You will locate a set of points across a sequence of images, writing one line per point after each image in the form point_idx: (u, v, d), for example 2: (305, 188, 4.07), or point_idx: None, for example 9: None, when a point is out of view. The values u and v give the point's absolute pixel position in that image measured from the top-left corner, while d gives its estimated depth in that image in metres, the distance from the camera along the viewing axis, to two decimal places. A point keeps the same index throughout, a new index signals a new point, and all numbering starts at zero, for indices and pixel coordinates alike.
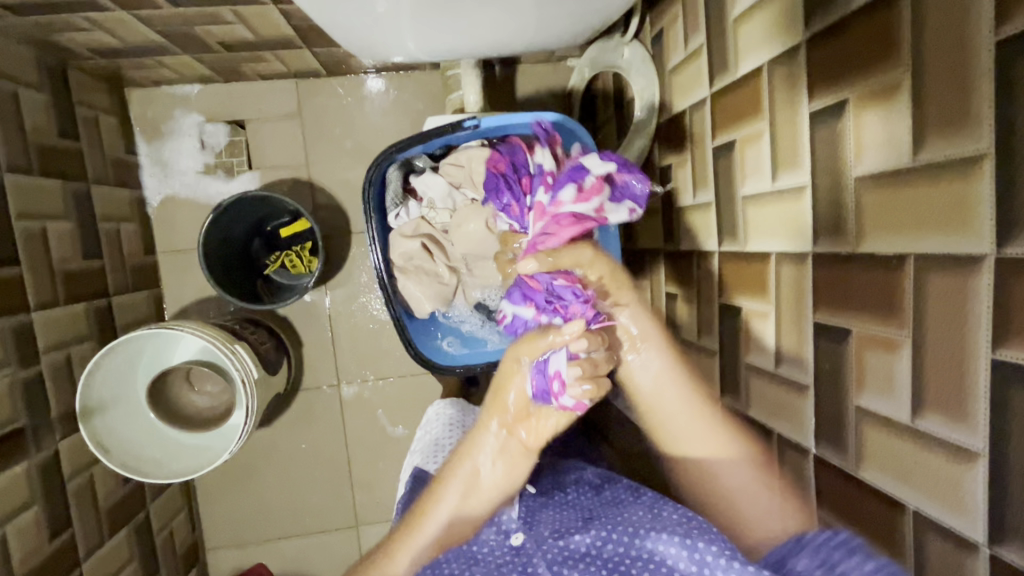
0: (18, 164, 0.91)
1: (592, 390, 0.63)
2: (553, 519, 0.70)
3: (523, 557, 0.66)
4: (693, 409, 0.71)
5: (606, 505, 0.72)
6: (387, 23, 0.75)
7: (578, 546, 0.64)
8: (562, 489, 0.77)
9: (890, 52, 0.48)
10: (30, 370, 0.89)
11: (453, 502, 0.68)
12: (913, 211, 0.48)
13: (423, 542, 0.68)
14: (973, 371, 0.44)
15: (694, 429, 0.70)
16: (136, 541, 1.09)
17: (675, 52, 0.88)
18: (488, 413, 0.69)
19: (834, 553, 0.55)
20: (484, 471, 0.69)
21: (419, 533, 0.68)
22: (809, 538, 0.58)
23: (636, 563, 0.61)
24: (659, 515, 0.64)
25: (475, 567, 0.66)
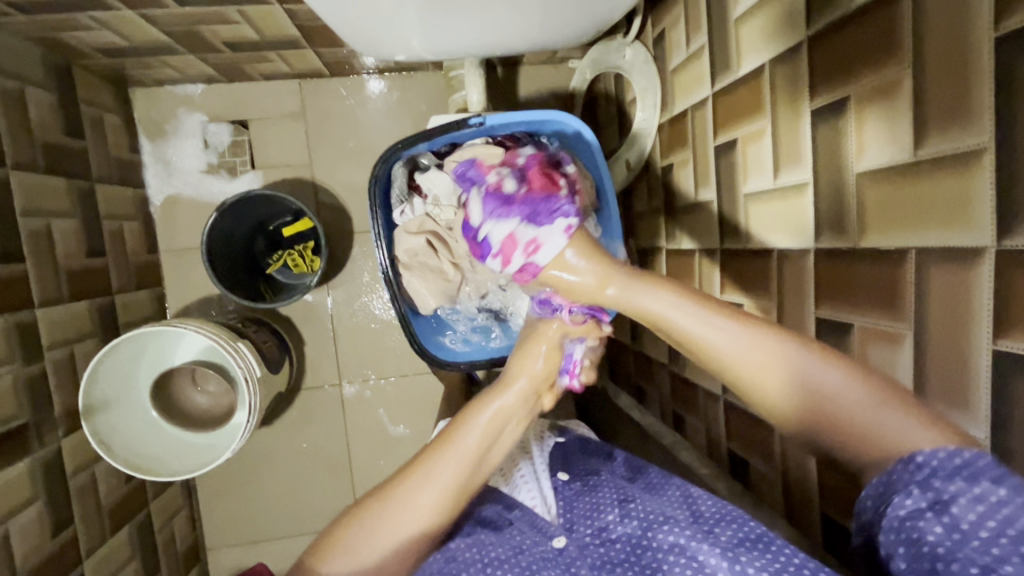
0: (23, 162, 0.92)
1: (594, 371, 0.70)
2: (588, 510, 0.67)
3: (564, 560, 0.62)
4: (752, 335, 0.52)
5: (644, 487, 0.69)
6: (393, 21, 0.75)
7: (617, 538, 0.63)
8: (596, 476, 0.73)
9: (891, 49, 0.49)
10: (33, 367, 0.89)
11: (462, 458, 0.58)
12: (914, 205, 0.48)
13: (429, 497, 0.57)
14: (974, 362, 0.44)
15: (759, 347, 0.52)
16: (138, 539, 1.08)
17: (677, 53, 0.89)
18: (517, 373, 0.62)
19: (947, 486, 0.43)
20: (503, 427, 0.60)
21: (423, 485, 0.57)
22: (922, 458, 0.45)
23: (671, 556, 0.59)
24: (697, 514, 0.63)
25: (515, 562, 0.61)
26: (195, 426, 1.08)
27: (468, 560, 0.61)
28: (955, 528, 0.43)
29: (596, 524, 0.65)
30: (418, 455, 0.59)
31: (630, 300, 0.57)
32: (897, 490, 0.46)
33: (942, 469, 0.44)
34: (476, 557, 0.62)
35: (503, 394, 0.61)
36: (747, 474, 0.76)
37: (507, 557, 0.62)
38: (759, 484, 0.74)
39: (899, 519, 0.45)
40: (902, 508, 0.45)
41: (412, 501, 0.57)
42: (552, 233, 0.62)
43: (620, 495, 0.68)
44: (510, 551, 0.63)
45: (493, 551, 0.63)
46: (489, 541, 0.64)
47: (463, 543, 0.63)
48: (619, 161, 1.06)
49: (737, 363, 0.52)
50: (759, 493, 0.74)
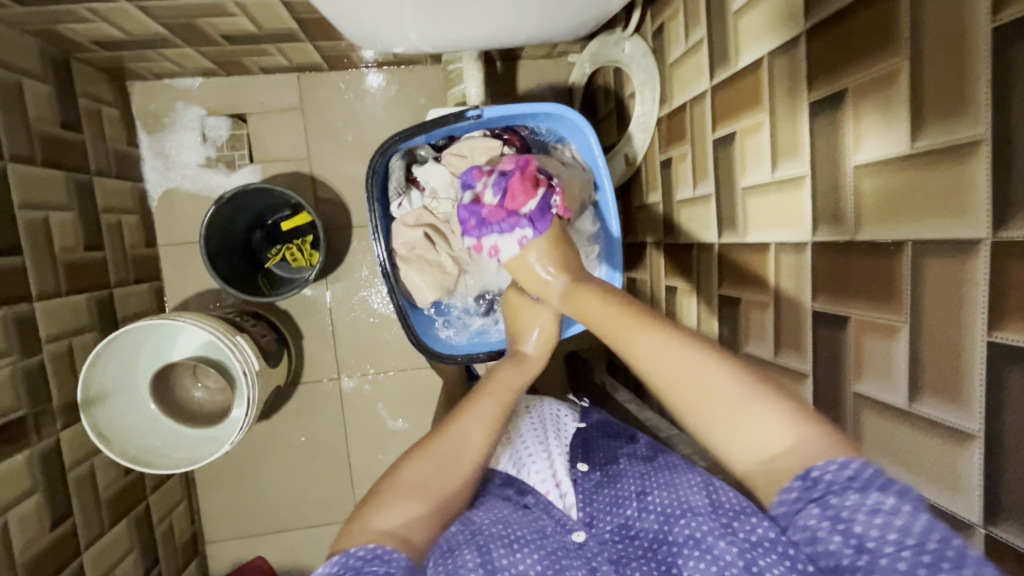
0: (21, 154, 0.91)
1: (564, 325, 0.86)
2: (607, 505, 0.67)
3: (585, 554, 0.62)
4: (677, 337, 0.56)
5: (661, 468, 0.68)
6: (390, 13, 0.75)
7: (637, 534, 0.63)
8: (616, 464, 0.73)
9: (888, 41, 0.49)
10: (32, 359, 0.90)
11: (503, 398, 0.67)
12: (909, 198, 0.48)
13: (478, 429, 0.63)
14: (969, 354, 0.44)
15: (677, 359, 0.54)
16: (137, 531, 1.09)
17: (676, 46, 0.88)
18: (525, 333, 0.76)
19: (846, 503, 0.45)
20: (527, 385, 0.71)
21: (473, 419, 0.63)
22: (817, 475, 0.46)
23: (687, 548, 0.57)
24: (716, 503, 0.60)
25: (538, 544, 0.61)
26: (194, 420, 1.08)
27: (494, 535, 0.60)
28: (863, 548, 0.43)
29: (615, 520, 0.65)
30: (461, 405, 0.65)
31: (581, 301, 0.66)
32: (800, 513, 0.47)
33: (837, 487, 0.45)
34: (502, 533, 0.61)
35: (522, 365, 0.72)
36: None
37: (533, 538, 0.61)
38: None
39: (812, 540, 0.46)
40: (810, 529, 0.46)
41: (461, 437, 0.62)
42: (508, 244, 0.74)
43: (641, 484, 0.67)
44: (534, 534, 0.62)
45: (518, 531, 0.62)
46: (513, 520, 0.64)
47: (488, 519, 0.63)
48: (618, 155, 1.07)
49: (657, 360, 0.55)
50: None
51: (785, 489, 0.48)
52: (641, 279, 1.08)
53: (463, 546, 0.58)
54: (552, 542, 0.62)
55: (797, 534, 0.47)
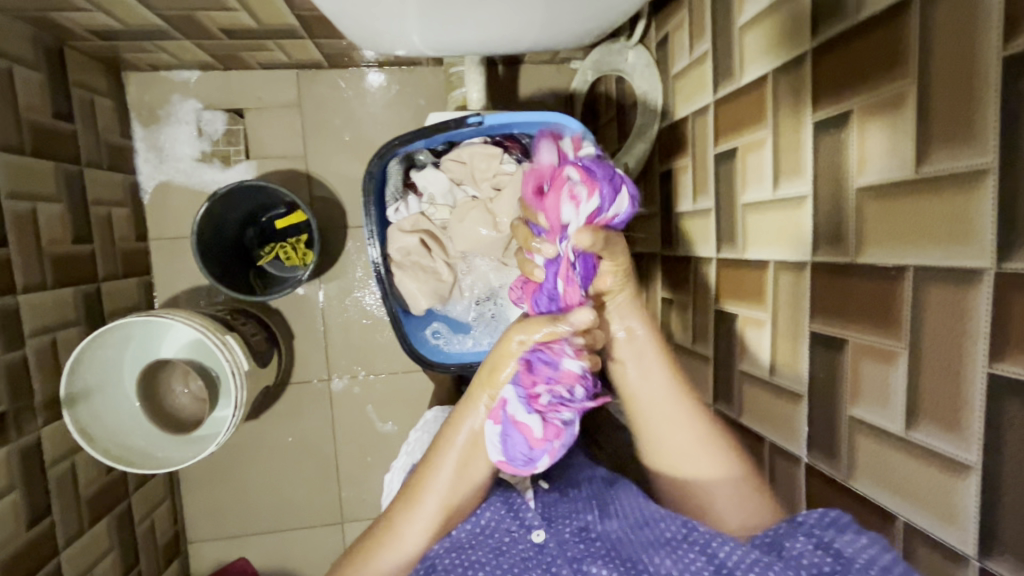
0: (9, 143, 0.89)
1: (512, 460, 0.59)
2: (568, 512, 0.68)
3: (545, 557, 0.64)
4: (690, 421, 0.63)
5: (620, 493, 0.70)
6: (392, 14, 0.74)
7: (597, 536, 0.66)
8: (576, 484, 0.73)
9: (896, 65, 0.49)
10: (14, 353, 0.87)
11: (444, 493, 0.63)
12: (912, 223, 0.48)
13: (414, 530, 0.63)
14: (969, 383, 0.44)
15: (688, 433, 0.63)
16: (116, 531, 1.07)
17: (680, 57, 0.88)
18: (480, 387, 0.61)
19: (827, 532, 0.54)
20: (474, 463, 0.63)
21: (410, 521, 0.63)
22: (802, 519, 0.57)
23: (654, 552, 0.62)
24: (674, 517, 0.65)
25: (497, 562, 0.63)
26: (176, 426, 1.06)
27: (449, 567, 0.62)
28: (839, 556, 0.52)
29: (576, 523, 0.66)
30: (404, 494, 0.64)
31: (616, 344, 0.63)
32: (788, 536, 0.57)
33: (815, 523, 0.55)
34: (457, 561, 0.63)
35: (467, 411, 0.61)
36: None
37: (490, 559, 0.63)
38: None
39: (795, 558, 0.55)
40: (796, 550, 0.55)
41: (400, 539, 0.63)
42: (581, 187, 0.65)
43: (599, 500, 0.69)
44: (492, 551, 0.64)
45: (473, 554, 0.63)
46: (469, 543, 0.65)
47: (443, 548, 0.64)
48: (616, 164, 1.02)
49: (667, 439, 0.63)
50: None
51: (775, 528, 0.59)
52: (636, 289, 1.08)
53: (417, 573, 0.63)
54: (510, 557, 0.64)
55: (782, 554, 0.56)
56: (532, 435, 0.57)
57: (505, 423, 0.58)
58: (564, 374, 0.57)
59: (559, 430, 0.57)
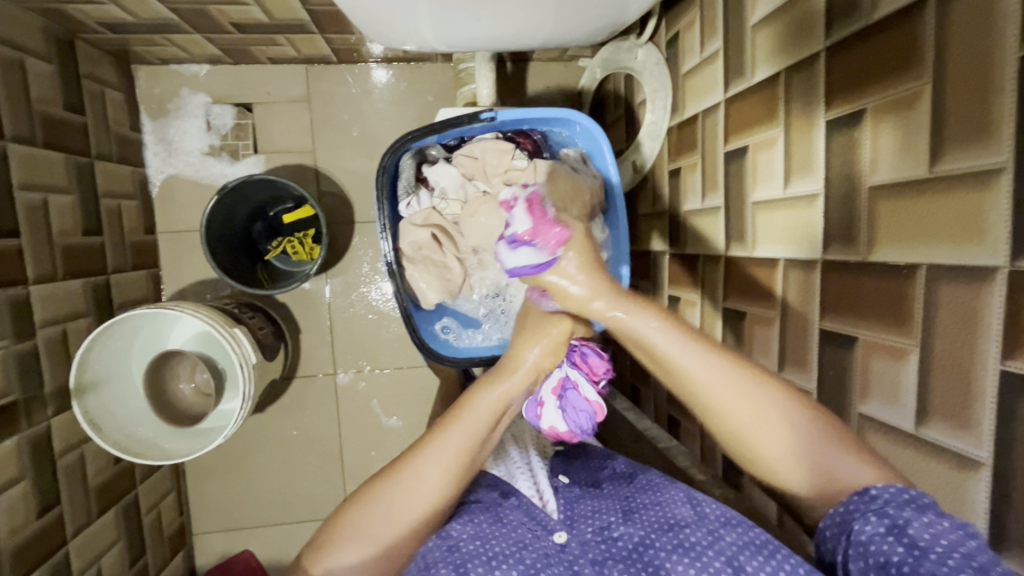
0: (22, 135, 0.90)
1: (571, 431, 0.70)
2: (590, 511, 0.65)
3: (567, 557, 0.61)
4: (749, 381, 0.56)
5: (641, 489, 0.68)
6: (406, 8, 0.74)
7: (619, 538, 0.62)
8: (598, 483, 0.71)
9: (911, 64, 0.49)
10: (25, 343, 0.88)
11: (471, 432, 0.61)
12: (925, 222, 0.48)
13: (435, 471, 0.58)
14: (980, 380, 0.44)
15: (760, 399, 0.55)
16: (123, 521, 1.07)
17: (690, 56, 0.88)
18: (529, 345, 0.68)
19: (903, 511, 0.46)
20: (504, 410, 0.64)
21: (433, 460, 0.59)
22: (875, 492, 0.49)
23: (675, 555, 0.58)
24: (701, 514, 0.62)
25: (519, 556, 0.60)
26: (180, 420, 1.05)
27: (471, 553, 0.59)
28: (913, 546, 0.45)
29: (597, 523, 0.64)
30: (426, 433, 0.61)
31: (626, 325, 0.61)
32: (858, 517, 0.49)
33: (891, 498, 0.48)
34: (480, 549, 0.60)
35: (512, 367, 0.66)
36: (740, 479, 0.76)
37: (511, 552, 0.60)
38: (750, 490, 0.74)
39: (862, 544, 0.48)
40: (865, 535, 0.48)
41: (417, 472, 0.58)
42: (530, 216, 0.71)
43: (622, 504, 0.66)
44: (513, 545, 0.61)
45: (497, 545, 0.60)
46: (491, 533, 0.61)
47: (466, 534, 0.61)
48: (626, 161, 1.06)
49: (727, 413, 0.56)
50: (749, 498, 0.74)
51: (844, 504, 0.51)
52: (644, 287, 1.08)
53: (441, 563, 0.58)
54: (531, 552, 0.60)
55: (851, 539, 0.49)
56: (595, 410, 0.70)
57: (573, 400, 0.69)
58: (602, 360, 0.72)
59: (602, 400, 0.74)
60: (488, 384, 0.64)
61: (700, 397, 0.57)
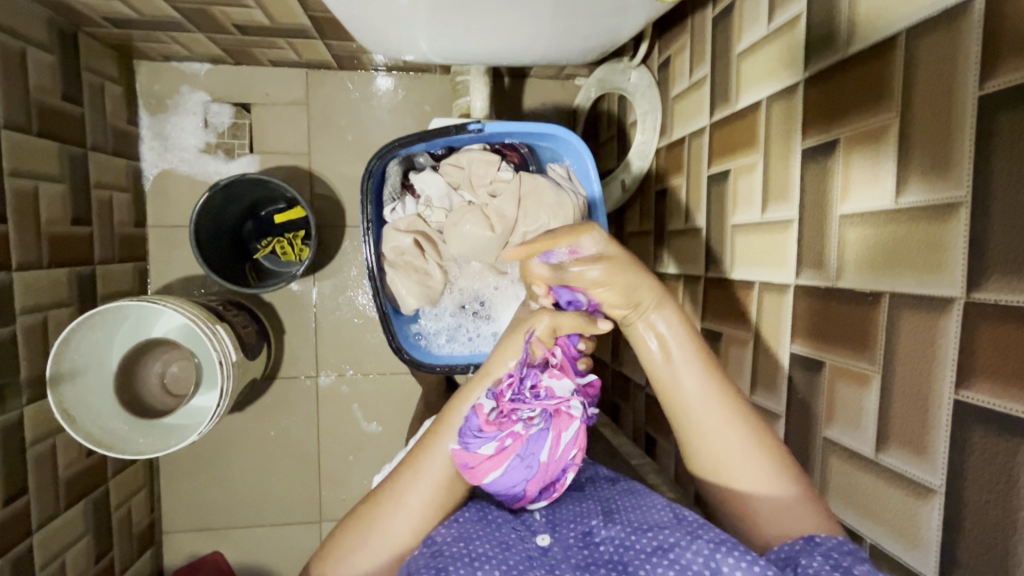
0: (17, 122, 0.91)
1: (495, 474, 0.59)
2: (573, 515, 0.62)
3: (549, 560, 0.57)
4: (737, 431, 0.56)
5: (625, 494, 0.65)
6: (402, 19, 0.74)
7: (602, 542, 0.58)
8: (582, 488, 0.69)
9: (881, 100, 0.51)
10: (4, 329, 0.88)
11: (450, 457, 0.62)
12: (894, 253, 0.49)
13: (416, 497, 0.61)
14: (935, 409, 0.45)
15: (747, 464, 0.55)
16: (92, 515, 1.06)
17: (679, 80, 0.91)
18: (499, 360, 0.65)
19: (845, 558, 0.46)
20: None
21: (411, 488, 0.61)
22: (821, 540, 0.49)
23: (655, 556, 0.53)
24: (680, 517, 0.58)
25: (501, 556, 0.56)
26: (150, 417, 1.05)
27: (454, 555, 0.55)
28: None
29: (580, 528, 0.60)
30: (407, 462, 0.63)
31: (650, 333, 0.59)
32: (804, 554, 0.49)
33: (834, 547, 0.48)
34: (463, 552, 0.55)
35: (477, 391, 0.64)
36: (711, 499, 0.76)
37: (495, 554, 0.56)
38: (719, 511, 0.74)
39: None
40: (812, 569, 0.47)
41: (401, 504, 0.61)
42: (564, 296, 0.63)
43: (605, 506, 0.63)
44: (497, 547, 0.57)
45: (479, 547, 0.56)
46: (476, 535, 0.58)
47: (449, 537, 0.58)
48: (614, 181, 1.06)
49: (711, 433, 0.57)
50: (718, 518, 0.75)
51: (789, 543, 0.51)
52: None
53: (422, 569, 0.54)
54: (515, 553, 0.57)
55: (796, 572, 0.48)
56: (486, 414, 0.58)
57: (531, 448, 0.59)
58: (541, 385, 0.61)
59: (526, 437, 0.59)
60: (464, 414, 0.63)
61: (693, 418, 0.58)
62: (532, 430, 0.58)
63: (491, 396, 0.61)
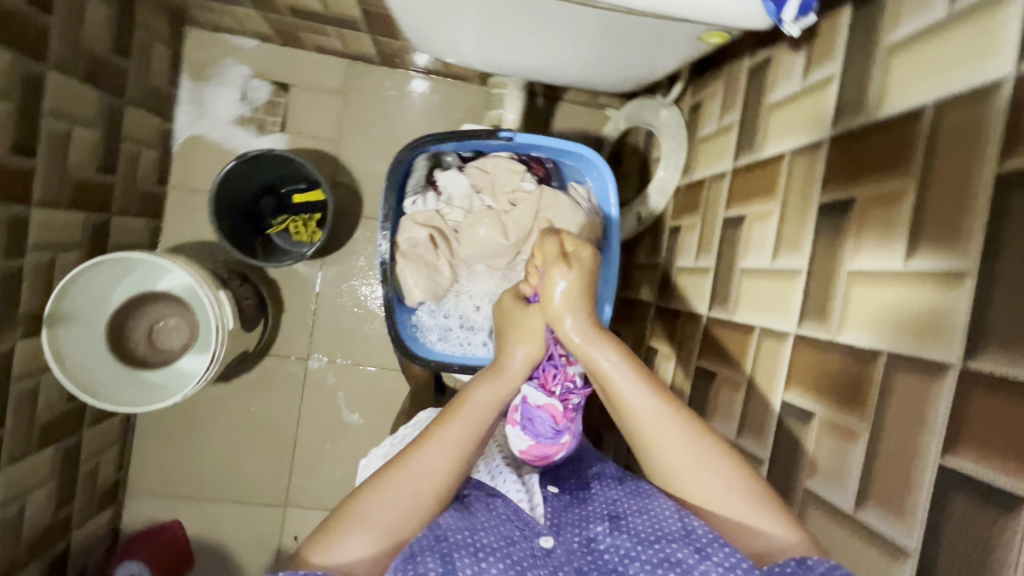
0: (65, 65, 0.93)
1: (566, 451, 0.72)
2: (577, 520, 0.61)
3: (552, 562, 0.56)
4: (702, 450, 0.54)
5: (631, 495, 0.62)
6: (450, 23, 0.77)
7: (606, 550, 0.56)
8: (586, 488, 0.67)
9: (902, 166, 0.52)
10: (14, 261, 0.88)
11: (476, 422, 0.59)
12: (894, 314, 0.50)
13: (437, 459, 0.57)
14: (919, 469, 0.46)
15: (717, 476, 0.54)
16: (60, 461, 1.05)
17: (708, 123, 0.93)
18: (510, 344, 0.61)
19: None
20: (507, 400, 0.61)
21: (432, 450, 0.57)
22: (812, 562, 0.47)
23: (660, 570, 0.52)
24: (689, 529, 0.54)
25: (506, 552, 0.54)
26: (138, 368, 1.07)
27: (459, 543, 0.53)
28: None
29: (584, 534, 0.58)
30: (427, 427, 0.59)
31: (601, 372, 0.55)
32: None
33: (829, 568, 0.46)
34: (468, 541, 0.54)
35: (500, 374, 0.61)
36: None
37: (500, 547, 0.55)
38: None
39: None
40: None
41: (421, 466, 0.56)
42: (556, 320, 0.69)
43: (611, 510, 0.61)
44: (501, 541, 0.56)
45: (485, 537, 0.55)
46: (481, 526, 0.57)
47: (455, 524, 0.56)
48: (630, 212, 1.07)
49: (665, 453, 0.55)
50: None
51: (779, 564, 0.48)
52: (626, 332, 1.10)
53: (427, 553, 0.52)
54: (519, 550, 0.55)
55: None
56: (554, 412, 0.70)
57: (579, 421, 0.73)
58: (570, 373, 0.70)
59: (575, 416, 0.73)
60: (490, 377, 0.61)
61: (645, 446, 0.56)
62: (579, 409, 0.73)
63: (542, 391, 0.69)
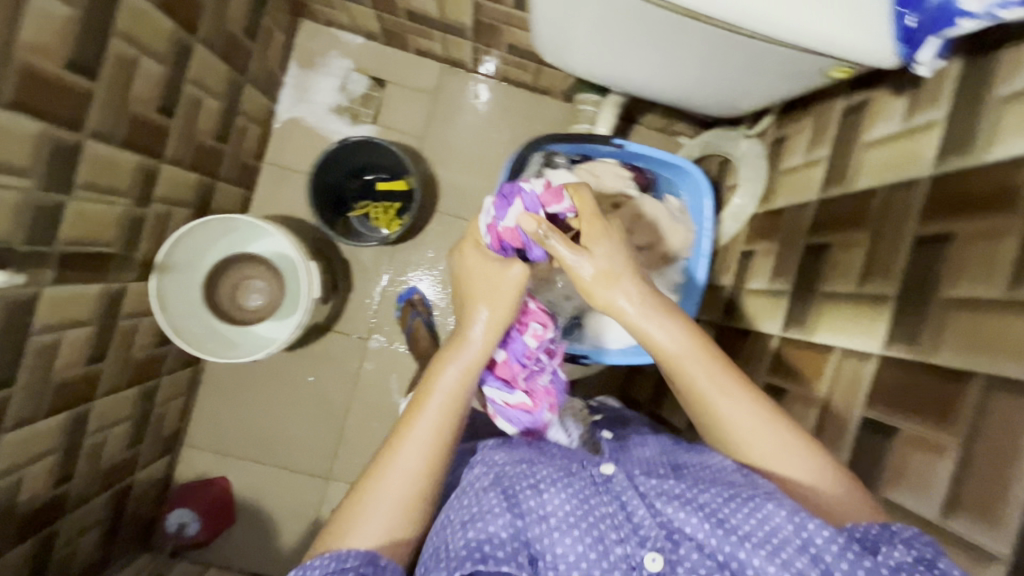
0: (211, 40, 1.02)
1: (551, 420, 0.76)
2: (640, 460, 0.66)
3: (612, 489, 0.58)
4: (777, 429, 0.60)
5: (691, 454, 0.67)
6: (566, 35, 0.84)
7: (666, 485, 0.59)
8: (637, 438, 0.74)
9: (1008, 205, 0.56)
10: (140, 209, 0.96)
11: (444, 406, 0.61)
12: (991, 340, 0.54)
13: (410, 458, 0.59)
14: (1015, 485, 0.50)
15: (792, 450, 0.59)
16: (140, 402, 1.11)
17: (793, 156, 0.98)
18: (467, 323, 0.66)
19: (926, 547, 0.49)
20: (475, 373, 0.64)
21: (406, 448, 0.60)
22: (896, 528, 0.52)
23: (734, 505, 0.54)
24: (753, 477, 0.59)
25: (566, 483, 0.58)
26: (225, 320, 1.15)
27: (519, 475, 0.59)
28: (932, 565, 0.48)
29: (646, 469, 0.63)
30: (395, 429, 0.62)
31: (653, 336, 0.62)
32: (884, 541, 0.50)
33: (913, 537, 0.50)
34: (528, 472, 0.60)
35: (461, 352, 0.64)
36: None
37: (558, 477, 0.59)
38: None
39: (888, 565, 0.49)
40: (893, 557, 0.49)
41: (397, 469, 0.59)
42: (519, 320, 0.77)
43: (671, 459, 0.66)
44: (560, 472, 0.60)
45: (545, 469, 0.60)
46: (540, 460, 0.62)
47: (513, 460, 0.63)
48: None
49: (727, 417, 0.61)
50: None
51: (866, 526, 0.52)
52: None
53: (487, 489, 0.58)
54: (577, 478, 0.59)
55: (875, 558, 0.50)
56: (524, 404, 0.75)
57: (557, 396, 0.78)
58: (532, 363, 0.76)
59: (549, 393, 0.77)
60: (451, 359, 0.64)
61: (715, 419, 0.62)
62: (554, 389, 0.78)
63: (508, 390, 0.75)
